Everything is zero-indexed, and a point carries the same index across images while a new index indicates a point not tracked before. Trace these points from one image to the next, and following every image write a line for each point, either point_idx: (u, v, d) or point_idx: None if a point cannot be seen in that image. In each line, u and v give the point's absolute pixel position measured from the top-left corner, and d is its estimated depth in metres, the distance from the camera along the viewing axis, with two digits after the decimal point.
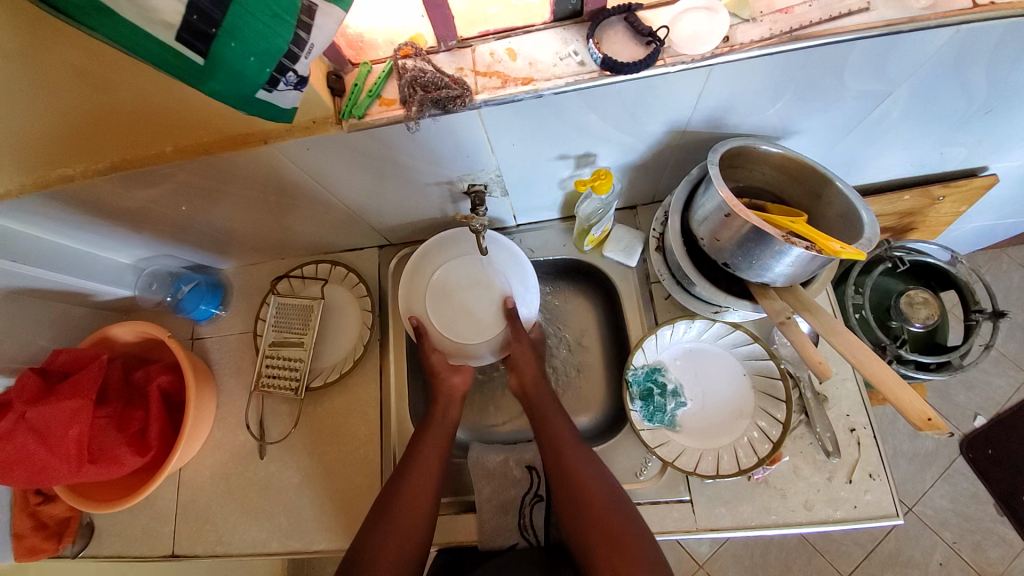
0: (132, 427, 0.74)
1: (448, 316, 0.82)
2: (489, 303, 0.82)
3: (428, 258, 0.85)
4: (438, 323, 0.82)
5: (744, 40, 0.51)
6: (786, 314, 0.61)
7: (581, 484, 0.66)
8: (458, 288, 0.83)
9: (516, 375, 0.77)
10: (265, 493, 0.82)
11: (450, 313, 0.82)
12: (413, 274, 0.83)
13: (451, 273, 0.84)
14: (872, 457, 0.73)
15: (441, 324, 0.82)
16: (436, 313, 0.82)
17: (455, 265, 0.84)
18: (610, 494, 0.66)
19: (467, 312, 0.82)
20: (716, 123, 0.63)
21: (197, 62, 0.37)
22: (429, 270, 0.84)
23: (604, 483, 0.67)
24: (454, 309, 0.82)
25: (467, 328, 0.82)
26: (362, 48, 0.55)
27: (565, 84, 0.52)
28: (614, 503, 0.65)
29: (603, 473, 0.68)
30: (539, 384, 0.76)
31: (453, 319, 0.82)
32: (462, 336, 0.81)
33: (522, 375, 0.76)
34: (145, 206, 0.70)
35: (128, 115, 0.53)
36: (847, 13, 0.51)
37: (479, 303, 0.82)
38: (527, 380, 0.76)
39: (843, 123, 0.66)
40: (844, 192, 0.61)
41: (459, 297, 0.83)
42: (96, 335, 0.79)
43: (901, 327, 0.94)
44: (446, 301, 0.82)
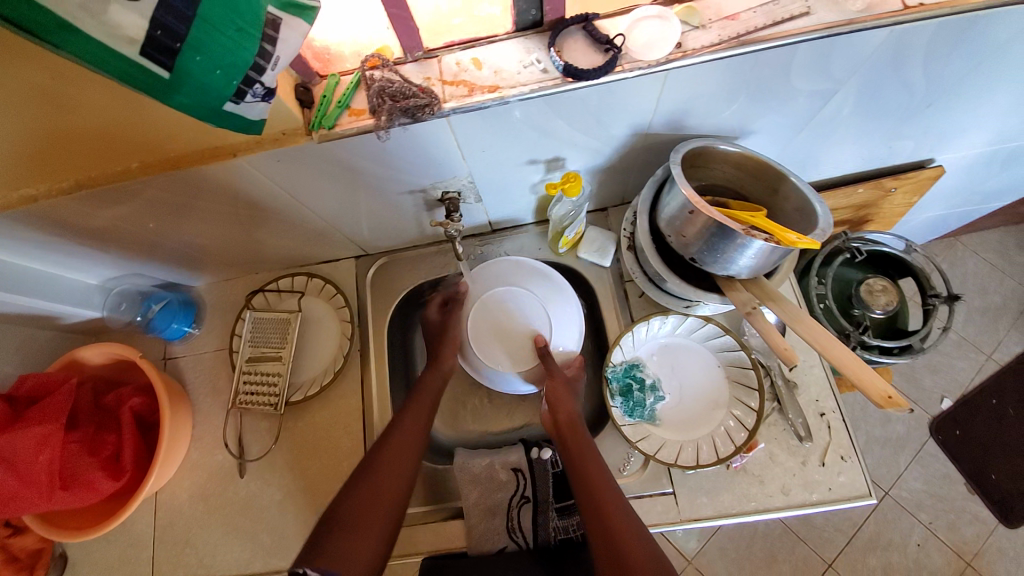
0: (105, 451, 0.72)
1: (489, 326, 0.84)
2: (518, 347, 0.83)
3: (510, 271, 0.85)
4: (476, 322, 0.84)
5: (696, 45, 0.54)
6: (753, 303, 0.64)
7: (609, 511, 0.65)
8: (510, 310, 0.84)
9: (550, 411, 0.76)
10: (247, 512, 0.81)
11: (489, 327, 0.83)
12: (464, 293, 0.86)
13: (517, 302, 0.83)
14: (842, 440, 0.76)
15: (475, 330, 0.83)
16: (479, 316, 0.84)
17: (525, 301, 0.83)
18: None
19: (498, 334, 0.83)
20: (677, 125, 0.66)
21: (163, 75, 0.38)
22: (502, 281, 0.85)
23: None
24: (494, 327, 0.84)
25: (496, 350, 0.83)
26: (329, 60, 0.56)
27: (529, 91, 0.54)
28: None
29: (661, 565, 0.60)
30: (573, 422, 0.74)
31: (484, 334, 0.83)
32: (482, 347, 0.83)
33: (556, 410, 0.75)
34: (113, 224, 0.69)
35: (94, 133, 0.53)
36: (790, 18, 0.54)
37: (513, 340, 0.83)
38: (561, 415, 0.75)
39: (796, 121, 0.70)
40: (799, 187, 0.64)
41: (503, 321, 0.84)
42: (64, 358, 0.77)
43: (864, 315, 0.98)
44: (492, 314, 0.84)
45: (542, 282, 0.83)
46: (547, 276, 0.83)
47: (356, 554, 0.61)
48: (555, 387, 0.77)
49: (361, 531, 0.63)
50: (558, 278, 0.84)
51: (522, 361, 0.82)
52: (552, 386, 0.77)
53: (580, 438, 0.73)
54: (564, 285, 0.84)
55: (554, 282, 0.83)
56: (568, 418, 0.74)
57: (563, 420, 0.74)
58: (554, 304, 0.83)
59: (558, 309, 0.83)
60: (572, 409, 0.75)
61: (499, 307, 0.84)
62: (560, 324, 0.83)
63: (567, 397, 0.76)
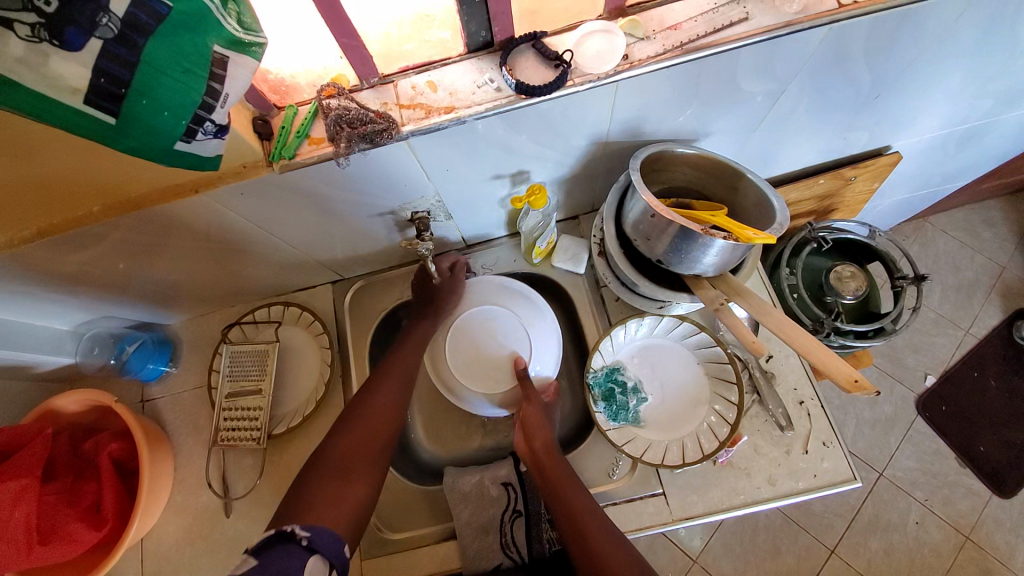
0: (84, 501, 0.70)
1: (470, 345, 0.84)
2: (496, 368, 0.83)
3: (498, 292, 0.85)
4: (455, 341, 0.84)
5: (642, 56, 0.56)
6: (719, 300, 0.65)
7: (569, 495, 0.69)
8: (491, 329, 0.84)
9: (524, 437, 0.76)
10: (237, 553, 0.79)
11: (470, 345, 0.84)
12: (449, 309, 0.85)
13: (500, 322, 0.84)
14: (823, 426, 0.77)
15: (454, 350, 0.83)
16: (459, 335, 0.84)
17: (507, 322, 0.83)
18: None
19: (477, 354, 0.83)
20: (635, 131, 0.68)
21: (109, 121, 0.38)
22: (484, 298, 0.85)
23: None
24: (474, 346, 0.84)
25: (476, 370, 0.83)
26: (285, 92, 0.56)
27: (485, 110, 0.55)
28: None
29: (617, 543, 0.64)
30: (549, 445, 0.73)
31: (464, 354, 0.83)
32: (460, 366, 0.83)
33: (529, 439, 0.75)
34: (81, 268, 0.68)
35: (52, 181, 0.52)
36: (729, 24, 0.56)
37: (493, 361, 0.83)
38: (537, 442, 0.74)
39: (751, 120, 0.72)
40: (756, 184, 0.66)
41: (484, 341, 0.84)
42: (39, 409, 0.75)
43: (836, 301, 1.01)
44: (472, 333, 0.84)
45: (530, 306, 0.84)
46: (530, 299, 0.84)
47: (339, 505, 0.62)
48: (530, 412, 0.76)
49: (351, 487, 0.65)
50: (546, 305, 0.85)
51: (500, 383, 0.82)
52: (527, 413, 0.76)
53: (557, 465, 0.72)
54: (550, 312, 0.85)
55: (541, 308, 0.83)
56: (544, 452, 0.73)
57: (540, 450, 0.73)
58: (537, 327, 0.83)
59: (540, 332, 0.83)
60: (546, 434, 0.74)
61: (483, 326, 0.84)
62: (541, 350, 0.83)
63: (541, 421, 0.76)
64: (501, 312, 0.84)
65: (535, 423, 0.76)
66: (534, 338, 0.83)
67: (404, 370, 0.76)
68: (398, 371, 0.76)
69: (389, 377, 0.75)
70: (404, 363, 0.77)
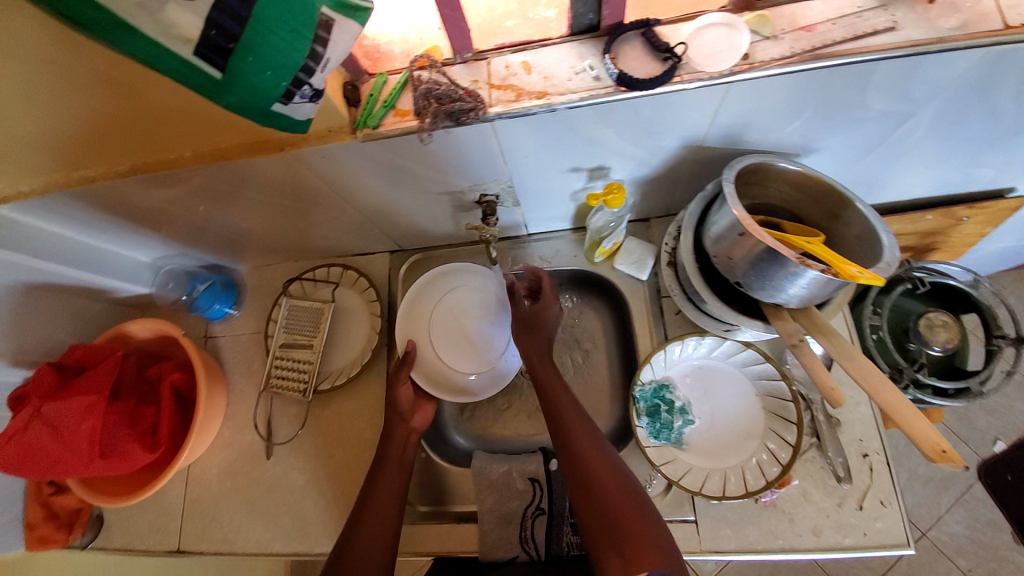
0: (144, 423, 0.75)
1: (452, 343, 0.84)
2: (488, 336, 0.84)
3: (428, 288, 0.87)
4: (436, 352, 0.83)
5: (765, 57, 0.51)
6: (798, 335, 0.60)
7: (566, 420, 0.67)
8: (459, 315, 0.86)
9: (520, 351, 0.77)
10: (271, 494, 0.83)
11: (446, 348, 0.83)
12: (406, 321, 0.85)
13: (460, 301, 0.86)
14: (884, 485, 0.71)
15: (439, 351, 0.83)
16: (437, 343, 0.84)
17: (465, 292, 0.87)
18: (649, 522, 0.57)
19: (467, 347, 0.84)
20: (734, 140, 0.62)
21: (216, 75, 0.38)
22: (427, 304, 0.86)
23: (641, 507, 0.58)
24: (456, 340, 0.84)
25: (464, 361, 0.83)
26: (378, 59, 0.56)
27: (579, 99, 0.52)
28: (649, 523, 0.57)
29: (616, 466, 0.62)
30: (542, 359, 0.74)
31: (452, 352, 0.83)
32: (461, 363, 0.83)
33: (524, 351, 0.75)
34: (164, 206, 0.71)
35: (149, 122, 0.54)
36: (872, 33, 0.50)
37: (479, 333, 0.84)
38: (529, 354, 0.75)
39: (866, 142, 0.65)
40: (863, 213, 0.60)
41: (461, 326, 0.85)
42: (112, 331, 0.81)
43: (920, 351, 0.92)
44: (448, 335, 0.85)
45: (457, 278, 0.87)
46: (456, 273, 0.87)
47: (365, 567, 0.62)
48: (519, 328, 0.77)
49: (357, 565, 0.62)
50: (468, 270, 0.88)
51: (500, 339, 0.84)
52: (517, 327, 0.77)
53: (551, 378, 0.72)
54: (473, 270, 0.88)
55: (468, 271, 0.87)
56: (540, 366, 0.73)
57: (533, 358, 0.74)
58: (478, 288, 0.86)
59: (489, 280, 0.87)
60: (535, 342, 0.75)
61: (442, 323, 0.85)
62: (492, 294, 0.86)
63: (531, 334, 0.76)
64: (443, 300, 0.86)
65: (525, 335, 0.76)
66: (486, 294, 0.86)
67: (387, 494, 0.69)
68: (374, 518, 0.67)
69: (369, 528, 0.66)
70: (382, 503, 0.68)
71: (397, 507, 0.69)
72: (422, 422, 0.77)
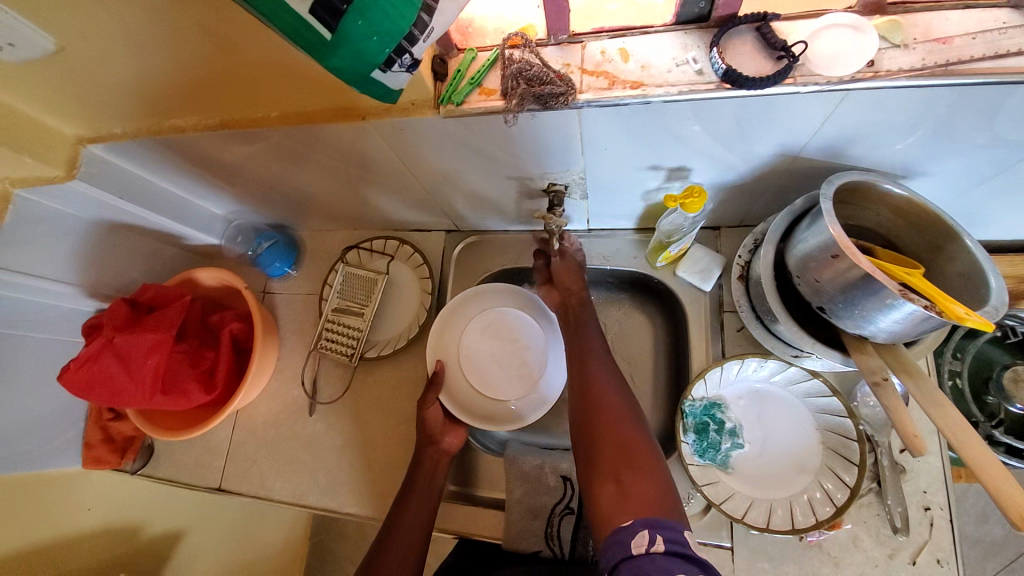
0: (203, 365, 0.79)
1: (486, 367, 0.82)
2: (521, 361, 0.82)
3: (463, 308, 0.84)
4: (470, 376, 0.81)
5: (893, 67, 0.46)
6: (883, 373, 0.55)
7: (587, 357, 0.66)
8: (493, 338, 0.83)
9: (556, 289, 0.76)
10: (308, 450, 0.86)
11: (481, 372, 0.81)
12: (440, 339, 0.83)
13: (492, 322, 0.83)
14: (944, 542, 0.66)
15: (470, 374, 0.81)
16: (470, 367, 0.82)
17: (500, 315, 0.84)
18: (653, 471, 0.53)
19: (500, 372, 0.81)
20: (835, 153, 0.58)
21: (326, 36, 0.38)
22: (461, 325, 0.84)
23: (649, 455, 0.54)
24: (487, 364, 0.82)
25: (501, 384, 0.81)
26: (469, 35, 0.55)
27: (676, 93, 0.49)
28: (653, 471, 0.53)
29: (632, 407, 0.60)
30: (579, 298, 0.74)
31: (483, 376, 0.81)
32: (493, 388, 0.80)
33: (564, 291, 0.75)
34: (243, 162, 0.73)
35: (242, 78, 0.55)
36: (1016, 52, 0.44)
37: (516, 355, 0.82)
38: (565, 293, 0.75)
39: (984, 171, 0.58)
40: (973, 251, 0.54)
41: (496, 348, 0.83)
42: (182, 276, 0.85)
43: (999, 405, 0.85)
44: (480, 358, 0.82)
45: (491, 297, 0.85)
46: (490, 292, 0.85)
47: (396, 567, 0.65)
48: (560, 267, 0.76)
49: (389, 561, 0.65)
50: (500, 291, 0.85)
51: (534, 367, 0.81)
52: (563, 269, 0.76)
53: (583, 317, 0.72)
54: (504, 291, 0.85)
55: (500, 292, 0.85)
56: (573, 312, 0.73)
57: (572, 298, 0.74)
58: (513, 310, 0.84)
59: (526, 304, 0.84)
60: (578, 285, 0.75)
61: (477, 347, 0.83)
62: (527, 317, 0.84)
63: (568, 274, 0.76)
64: (477, 322, 0.84)
65: (564, 276, 0.76)
66: (521, 316, 0.84)
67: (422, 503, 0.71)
68: (396, 556, 0.66)
69: (390, 562, 0.65)
70: (404, 540, 0.67)
71: (419, 548, 0.68)
72: (453, 443, 0.76)
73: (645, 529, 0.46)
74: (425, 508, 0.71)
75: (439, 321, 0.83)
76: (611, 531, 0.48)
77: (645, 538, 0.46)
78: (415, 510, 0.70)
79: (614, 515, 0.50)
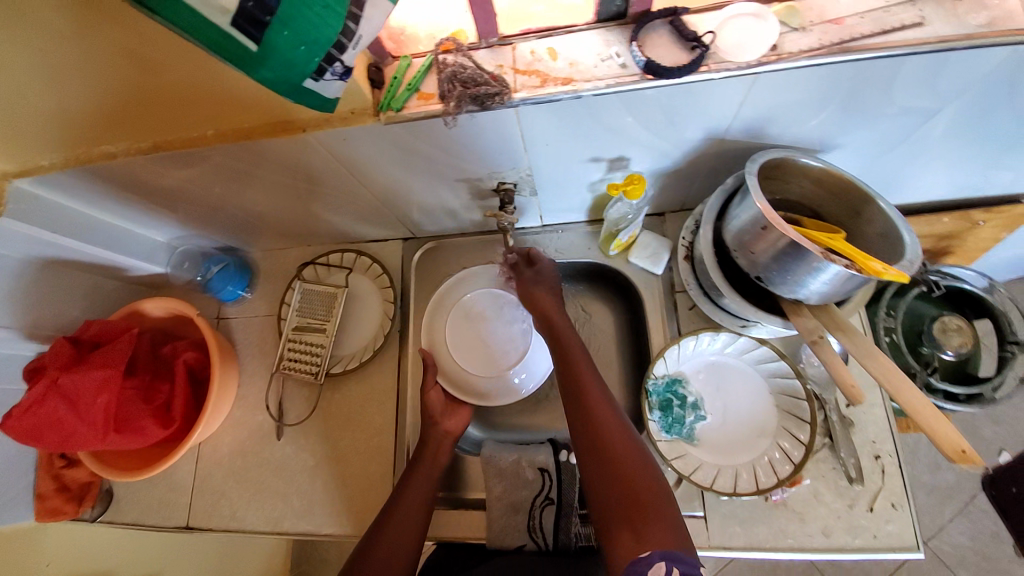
0: (158, 399, 0.76)
1: (475, 348, 0.85)
2: (508, 339, 0.85)
3: (450, 295, 0.87)
4: (461, 358, 0.84)
5: (793, 49, 0.50)
6: (819, 332, 0.59)
7: (583, 384, 0.66)
8: (474, 322, 0.86)
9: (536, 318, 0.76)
10: (279, 475, 0.84)
11: (472, 352, 0.84)
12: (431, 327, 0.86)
13: (476, 305, 0.86)
14: (896, 487, 0.71)
15: (456, 358, 0.84)
16: (460, 349, 0.85)
17: (482, 297, 0.87)
18: (661, 502, 0.54)
19: (484, 353, 0.84)
20: (756, 134, 0.62)
21: (251, 48, 0.38)
22: (448, 310, 0.87)
23: (652, 485, 0.56)
24: (476, 346, 0.85)
25: (491, 362, 0.84)
26: (403, 42, 0.56)
27: (605, 86, 0.52)
28: (660, 502, 0.55)
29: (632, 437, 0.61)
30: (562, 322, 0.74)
31: (471, 358, 0.84)
32: (478, 369, 0.83)
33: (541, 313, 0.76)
34: (182, 185, 0.71)
35: (173, 98, 0.54)
36: (900, 28, 0.50)
37: (501, 332, 0.85)
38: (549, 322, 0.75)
39: (888, 139, 0.64)
40: (886, 212, 0.59)
41: (482, 329, 0.86)
42: (128, 308, 0.81)
43: (933, 354, 0.92)
44: (464, 342, 0.85)
45: (475, 282, 0.88)
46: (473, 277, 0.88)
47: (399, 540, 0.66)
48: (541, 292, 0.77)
49: (388, 533, 0.66)
50: (482, 274, 0.88)
51: (520, 343, 0.84)
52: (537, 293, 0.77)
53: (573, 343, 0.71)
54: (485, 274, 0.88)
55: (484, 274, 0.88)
56: (561, 334, 0.72)
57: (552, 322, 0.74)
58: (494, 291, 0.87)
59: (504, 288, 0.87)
60: (557, 308, 0.75)
61: (465, 329, 0.86)
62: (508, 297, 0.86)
63: (550, 302, 0.76)
64: (464, 306, 0.86)
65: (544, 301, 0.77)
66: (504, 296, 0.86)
67: (424, 478, 0.71)
68: (396, 529, 0.67)
69: (392, 531, 0.66)
70: (407, 513, 0.68)
71: (421, 522, 0.68)
72: (454, 425, 0.77)
73: (662, 561, 0.48)
74: (429, 483, 0.71)
75: (429, 309, 0.86)
76: (628, 563, 0.50)
77: (662, 568, 0.48)
78: (416, 485, 0.71)
79: (631, 549, 0.51)
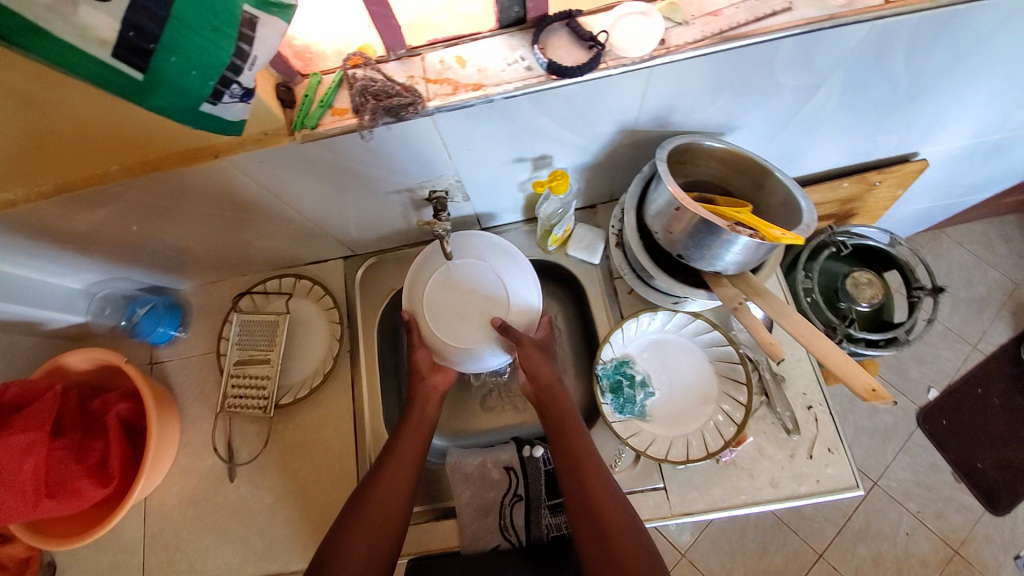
0: (92, 457, 0.71)
1: (454, 316, 0.74)
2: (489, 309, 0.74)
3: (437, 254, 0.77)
4: (439, 326, 0.74)
5: (679, 42, 0.54)
6: (738, 299, 0.64)
7: (571, 435, 0.69)
8: (456, 289, 0.75)
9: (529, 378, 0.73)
10: (238, 516, 0.80)
11: (451, 320, 0.74)
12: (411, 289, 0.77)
13: (460, 272, 0.75)
14: (830, 433, 0.77)
15: (441, 338, 0.73)
16: (439, 316, 0.74)
17: (467, 265, 0.75)
18: (641, 555, 0.59)
19: (463, 323, 0.74)
20: (662, 122, 0.66)
21: (137, 76, 0.38)
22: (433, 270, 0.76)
23: (630, 531, 0.61)
24: (456, 315, 0.74)
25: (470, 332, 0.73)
26: (311, 59, 0.55)
27: (514, 89, 0.54)
28: (639, 547, 0.60)
29: (612, 486, 0.66)
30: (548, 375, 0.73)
31: (450, 327, 0.73)
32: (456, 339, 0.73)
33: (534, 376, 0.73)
34: (94, 228, 0.68)
35: (70, 136, 0.51)
36: (771, 14, 0.55)
37: (482, 303, 0.74)
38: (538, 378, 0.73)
39: (780, 116, 0.70)
40: (784, 182, 0.65)
41: (463, 297, 0.74)
42: (49, 363, 0.75)
43: (850, 308, 1.00)
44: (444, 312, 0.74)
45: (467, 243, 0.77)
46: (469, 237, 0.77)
47: (375, 532, 0.63)
48: (529, 354, 0.71)
49: (361, 525, 0.63)
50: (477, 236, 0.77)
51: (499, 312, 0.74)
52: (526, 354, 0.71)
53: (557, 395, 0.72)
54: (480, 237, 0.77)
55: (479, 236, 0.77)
56: (557, 402, 0.72)
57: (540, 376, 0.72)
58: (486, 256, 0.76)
59: (494, 258, 0.76)
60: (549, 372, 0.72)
61: (445, 294, 0.75)
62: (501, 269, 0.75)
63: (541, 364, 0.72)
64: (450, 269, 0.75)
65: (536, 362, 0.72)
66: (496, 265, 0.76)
67: (399, 468, 0.68)
68: (369, 523, 0.63)
69: (365, 522, 0.63)
70: (383, 503, 0.65)
71: (399, 514, 0.66)
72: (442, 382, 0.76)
73: None
74: (407, 470, 0.68)
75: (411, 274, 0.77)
76: None
77: None
78: (392, 473, 0.67)
79: None
